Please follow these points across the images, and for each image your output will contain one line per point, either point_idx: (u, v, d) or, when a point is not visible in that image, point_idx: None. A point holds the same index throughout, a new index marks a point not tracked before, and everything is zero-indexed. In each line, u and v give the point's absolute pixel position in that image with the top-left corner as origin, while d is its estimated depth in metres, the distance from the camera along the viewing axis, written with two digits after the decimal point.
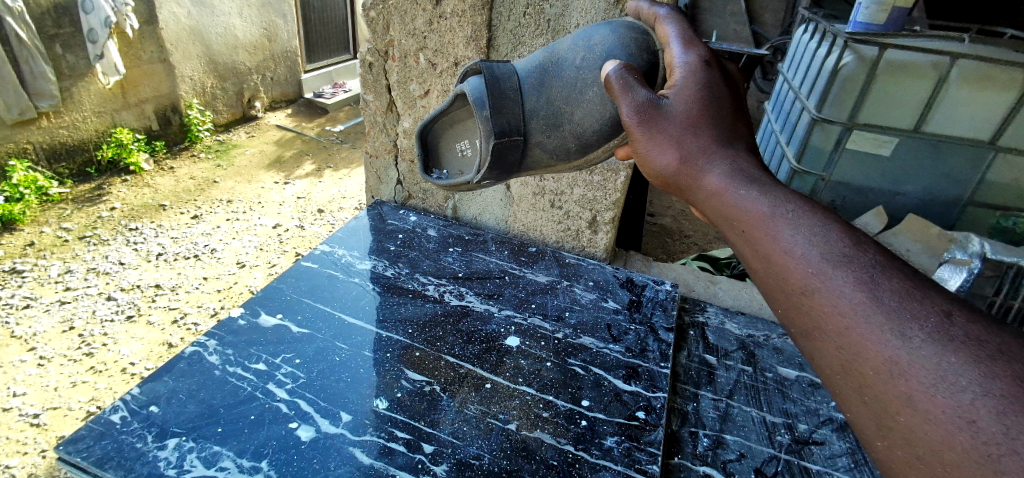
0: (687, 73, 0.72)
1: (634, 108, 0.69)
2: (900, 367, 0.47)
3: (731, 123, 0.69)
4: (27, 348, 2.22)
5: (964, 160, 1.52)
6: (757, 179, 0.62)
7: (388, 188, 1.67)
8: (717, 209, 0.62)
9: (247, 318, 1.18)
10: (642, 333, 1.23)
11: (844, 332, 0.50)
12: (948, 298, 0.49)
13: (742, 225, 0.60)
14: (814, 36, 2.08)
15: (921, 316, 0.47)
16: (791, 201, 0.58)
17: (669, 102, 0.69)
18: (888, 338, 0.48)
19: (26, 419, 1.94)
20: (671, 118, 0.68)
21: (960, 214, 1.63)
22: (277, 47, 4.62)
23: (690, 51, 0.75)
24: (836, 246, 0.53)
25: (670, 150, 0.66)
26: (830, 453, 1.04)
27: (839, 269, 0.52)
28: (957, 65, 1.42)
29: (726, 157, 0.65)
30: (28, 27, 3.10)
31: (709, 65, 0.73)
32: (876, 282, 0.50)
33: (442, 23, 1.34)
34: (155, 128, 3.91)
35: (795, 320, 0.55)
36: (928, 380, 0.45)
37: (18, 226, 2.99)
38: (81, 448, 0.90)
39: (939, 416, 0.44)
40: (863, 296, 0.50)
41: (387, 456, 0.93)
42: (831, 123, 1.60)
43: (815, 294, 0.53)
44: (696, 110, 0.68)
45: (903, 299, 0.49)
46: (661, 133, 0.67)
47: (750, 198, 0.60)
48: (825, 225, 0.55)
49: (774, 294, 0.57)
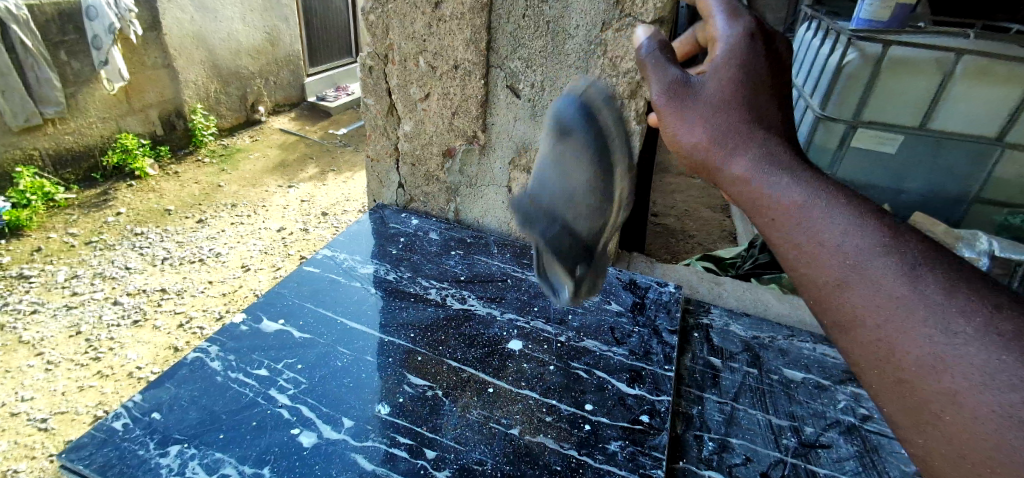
0: (728, 46, 0.71)
1: (664, 86, 0.72)
2: (943, 363, 0.51)
3: (765, 100, 0.69)
4: (34, 353, 2.23)
5: (967, 154, 1.69)
6: (785, 162, 0.64)
7: (390, 192, 1.66)
8: (746, 195, 0.65)
9: (249, 323, 1.19)
10: (645, 336, 1.22)
11: (883, 324, 0.55)
12: (995, 290, 0.51)
13: (770, 213, 0.63)
14: (817, 34, 2.12)
15: (968, 311, 0.51)
16: (827, 188, 0.61)
17: (700, 81, 0.70)
18: (931, 333, 0.52)
19: (34, 424, 1.95)
20: (698, 95, 0.70)
21: (966, 210, 1.81)
22: (280, 51, 4.65)
23: (735, 24, 0.73)
24: (872, 237, 0.57)
25: (699, 130, 0.69)
26: (837, 457, 1.03)
27: (874, 257, 0.56)
28: (961, 61, 1.56)
29: (756, 139, 0.66)
30: (32, 35, 3.11)
31: (752, 38, 0.72)
32: (918, 275, 0.54)
33: (442, 26, 1.34)
34: (160, 132, 3.93)
35: (829, 310, 0.59)
36: (974, 379, 0.49)
37: (26, 232, 3.00)
38: (83, 455, 0.90)
39: (987, 414, 0.48)
40: (905, 287, 0.54)
41: (390, 462, 0.92)
42: (834, 121, 1.81)
43: (850, 287, 0.57)
44: (729, 88, 0.69)
45: (945, 293, 0.52)
46: (690, 111, 0.70)
47: (780, 186, 0.63)
48: (862, 212, 0.58)
49: (806, 283, 0.60)
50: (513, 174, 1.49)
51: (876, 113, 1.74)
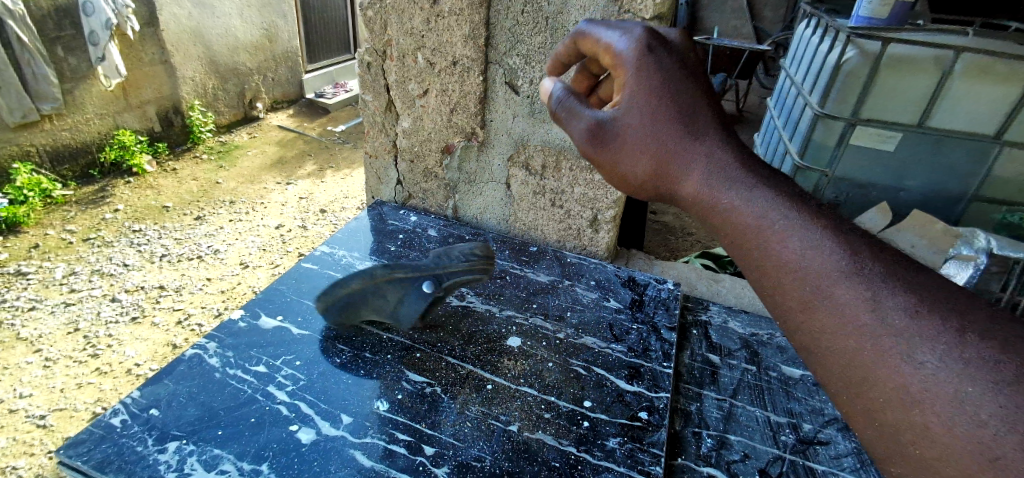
0: (629, 78, 0.83)
1: (585, 136, 0.85)
2: (918, 397, 0.57)
3: (690, 116, 0.81)
4: (32, 350, 2.23)
5: (967, 153, 1.70)
6: (741, 186, 0.75)
7: (388, 188, 1.66)
8: (705, 214, 0.78)
9: (247, 320, 1.19)
10: (644, 333, 1.22)
11: (853, 352, 0.63)
12: (957, 315, 0.59)
13: (732, 235, 0.75)
14: (816, 32, 2.14)
15: (934, 340, 0.58)
16: (782, 209, 0.72)
17: (614, 120, 0.83)
18: (899, 363, 0.59)
19: (33, 420, 1.95)
20: (618, 134, 0.83)
21: (965, 209, 1.82)
22: (278, 47, 4.63)
23: (625, 51, 0.84)
24: (830, 262, 0.66)
25: (637, 165, 0.83)
26: (835, 453, 1.03)
27: (835, 283, 0.65)
28: (961, 59, 1.58)
29: (699, 161, 0.79)
30: (29, 30, 3.11)
31: (645, 58, 0.82)
32: (881, 301, 0.62)
33: (440, 22, 1.33)
34: (157, 129, 3.92)
35: (800, 334, 0.68)
36: (945, 412, 0.56)
37: (23, 229, 2.99)
38: (82, 452, 0.90)
39: (956, 444, 0.54)
40: (869, 315, 0.62)
41: (389, 458, 0.92)
42: (834, 118, 1.82)
43: (818, 312, 0.66)
44: (648, 115, 0.81)
45: (908, 319, 0.60)
46: (618, 151, 0.84)
47: (734, 209, 0.75)
48: (813, 232, 0.68)
49: (778, 305, 0.70)
50: (511, 171, 1.48)
51: (875, 110, 1.75)
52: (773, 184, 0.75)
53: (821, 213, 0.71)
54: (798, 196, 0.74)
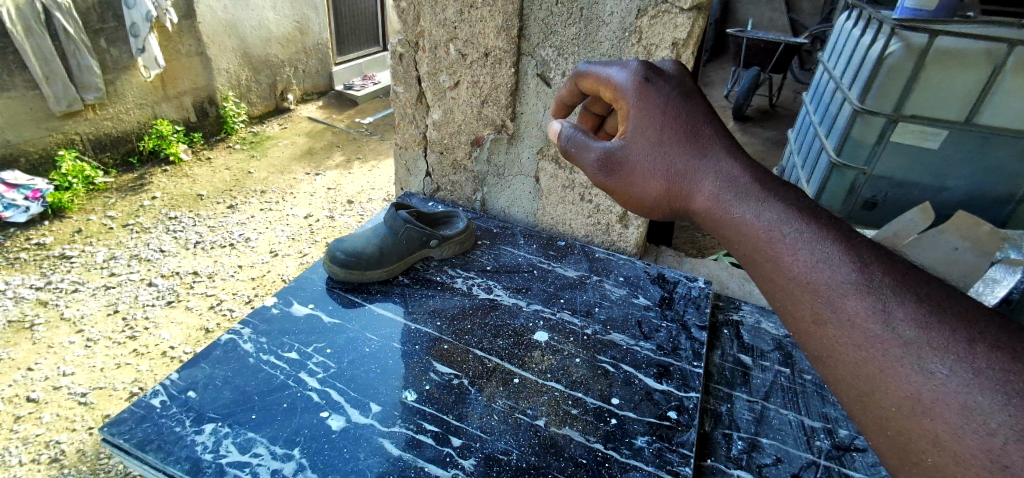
0: (632, 108, 0.85)
1: (598, 167, 0.88)
2: (925, 405, 0.55)
3: (697, 134, 0.82)
4: (75, 330, 2.32)
5: (1014, 151, 1.65)
6: (749, 196, 0.73)
7: (416, 181, 1.67)
8: (715, 227, 0.77)
9: (280, 306, 1.21)
10: (674, 331, 1.19)
11: (861, 363, 0.60)
12: (969, 324, 0.56)
13: (742, 248, 0.73)
14: (857, 23, 2.07)
15: (943, 347, 0.55)
16: (792, 220, 0.69)
17: (624, 149, 0.85)
18: (908, 373, 0.56)
19: (74, 397, 2.03)
20: (628, 162, 0.85)
21: (1012, 210, 1.78)
22: (309, 40, 4.69)
23: (626, 83, 0.86)
24: (839, 273, 0.63)
25: (650, 186, 0.83)
26: (873, 461, 0.99)
27: (844, 295, 0.62)
28: (1014, 53, 1.53)
29: (709, 175, 0.78)
30: (75, 23, 3.23)
31: (645, 88, 0.85)
32: (890, 311, 0.59)
33: (473, 13, 1.32)
34: (193, 119, 4.02)
35: (811, 346, 0.65)
36: (953, 421, 0.53)
37: (67, 214, 3.11)
38: (124, 430, 0.93)
39: (968, 457, 0.51)
40: (879, 326, 0.59)
41: (416, 448, 0.92)
42: (873, 114, 1.76)
43: (826, 325, 0.63)
44: (655, 140, 0.83)
45: (916, 328, 0.57)
46: (631, 177, 0.85)
47: (744, 220, 0.72)
48: (824, 244, 0.65)
49: (790, 319, 0.67)
50: (540, 164, 1.46)
51: (920, 108, 1.70)
52: (782, 194, 0.73)
53: (832, 223, 0.68)
54: (809, 206, 0.71)
